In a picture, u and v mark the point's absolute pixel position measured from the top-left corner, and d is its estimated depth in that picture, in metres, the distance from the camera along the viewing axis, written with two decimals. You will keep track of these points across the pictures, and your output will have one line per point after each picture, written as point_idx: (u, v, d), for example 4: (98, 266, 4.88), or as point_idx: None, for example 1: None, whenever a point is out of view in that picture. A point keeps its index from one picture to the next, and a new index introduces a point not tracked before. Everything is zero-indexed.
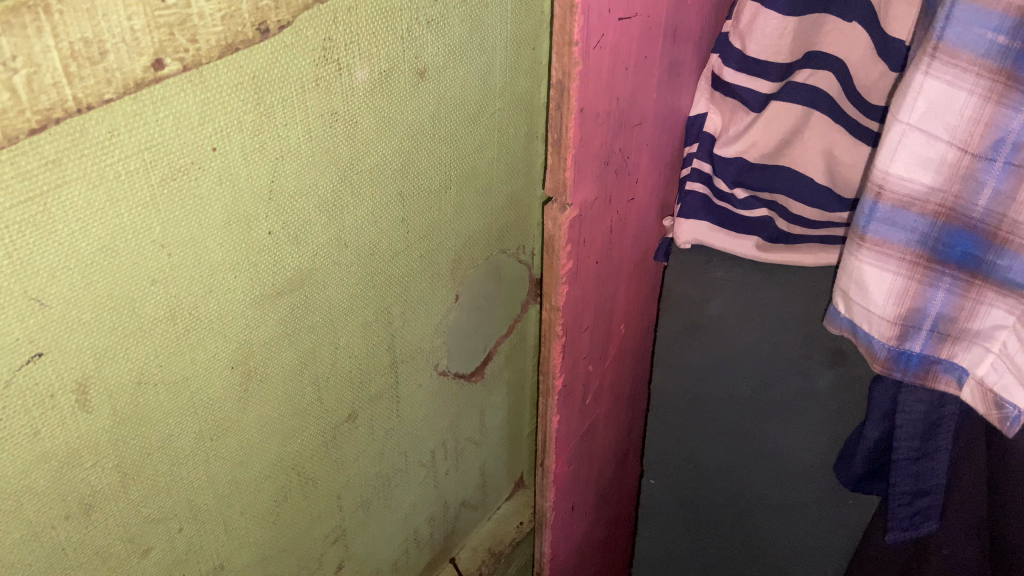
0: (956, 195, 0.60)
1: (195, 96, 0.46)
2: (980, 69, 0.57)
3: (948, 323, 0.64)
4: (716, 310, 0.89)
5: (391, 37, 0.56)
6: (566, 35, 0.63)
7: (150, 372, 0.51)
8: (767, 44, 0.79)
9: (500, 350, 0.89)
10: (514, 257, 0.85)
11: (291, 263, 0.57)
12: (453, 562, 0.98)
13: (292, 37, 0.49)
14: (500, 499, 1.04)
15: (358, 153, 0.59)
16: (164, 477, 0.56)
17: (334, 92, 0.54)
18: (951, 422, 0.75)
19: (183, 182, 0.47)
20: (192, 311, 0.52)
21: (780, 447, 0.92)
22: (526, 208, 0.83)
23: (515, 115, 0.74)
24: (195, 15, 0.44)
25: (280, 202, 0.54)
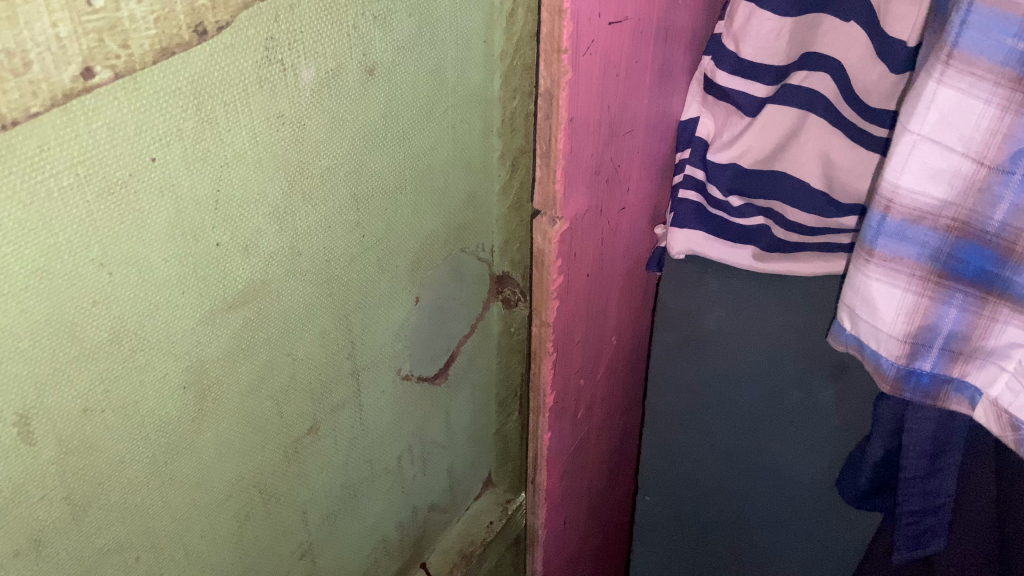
0: (971, 209, 0.56)
1: (130, 105, 0.42)
2: (998, 77, 0.53)
3: (962, 341, 0.60)
4: (714, 323, 0.87)
5: (338, 33, 0.52)
6: (554, 42, 0.60)
7: (98, 398, 0.47)
8: (762, 46, 0.75)
9: (464, 350, 0.82)
10: (475, 254, 0.78)
11: (241, 275, 0.53)
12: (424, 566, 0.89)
13: (231, 37, 0.45)
14: (470, 498, 0.95)
15: (308, 156, 0.54)
16: (118, 504, 0.52)
17: (279, 93, 0.50)
18: (961, 440, 0.70)
19: (121, 195, 0.43)
20: (138, 331, 0.48)
21: (778, 461, 0.89)
22: (486, 205, 0.77)
23: (471, 109, 0.69)
24: (126, 16, 0.39)
25: (227, 212, 0.50)
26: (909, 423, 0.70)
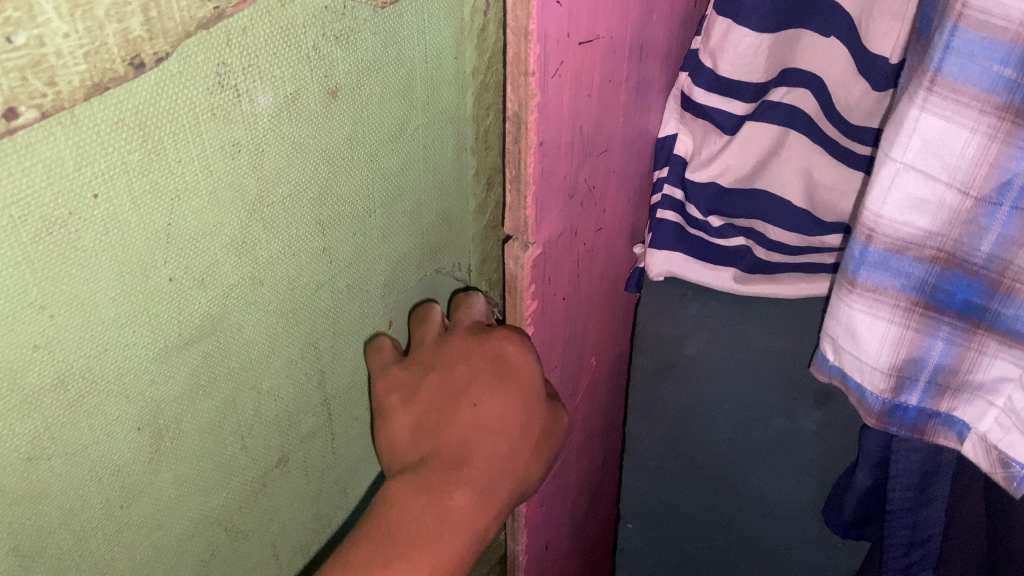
0: (956, 240, 0.54)
1: (68, 139, 0.35)
2: (983, 105, 0.50)
3: (950, 374, 0.58)
4: (694, 348, 0.84)
5: (297, 57, 0.45)
6: (521, 63, 0.56)
7: (43, 446, 0.40)
8: (741, 63, 0.72)
9: None
10: (452, 276, 0.70)
11: (199, 307, 0.45)
12: None
13: (178, 64, 0.38)
14: None
15: (268, 183, 0.46)
16: (75, 552, 0.44)
17: (233, 121, 0.42)
18: (948, 471, 0.67)
19: (59, 236, 0.37)
20: (87, 372, 0.41)
21: (766, 488, 0.86)
22: (462, 224, 0.68)
23: (443, 128, 0.61)
24: (52, 53, 0.33)
25: (181, 245, 0.43)
26: (896, 454, 0.67)
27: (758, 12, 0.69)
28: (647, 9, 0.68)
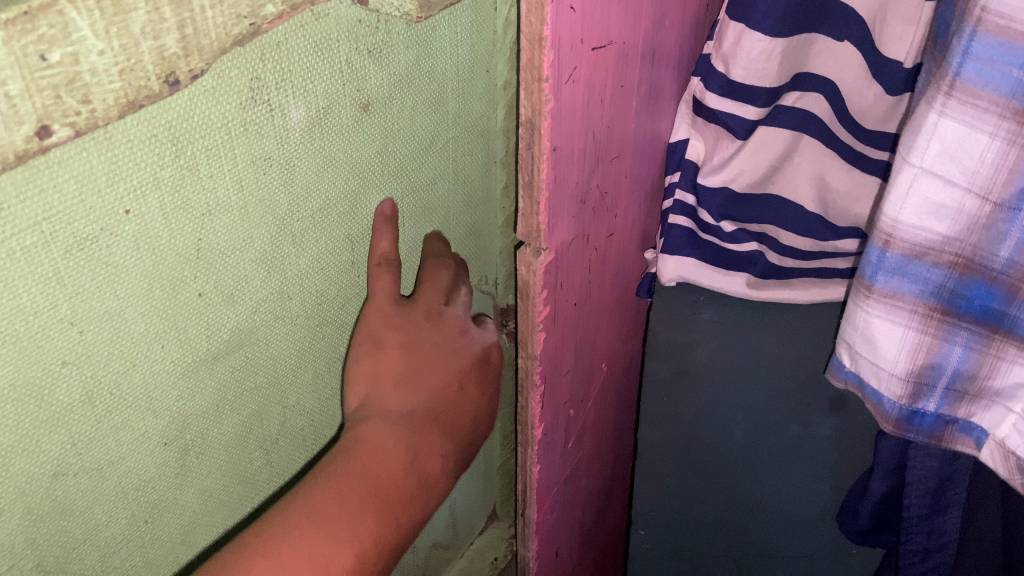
0: (975, 245, 0.53)
1: (101, 157, 0.38)
2: (1003, 110, 0.49)
3: (968, 380, 0.57)
4: (706, 354, 0.84)
5: (330, 70, 0.48)
6: (534, 70, 0.56)
7: (70, 461, 0.44)
8: (754, 68, 0.71)
9: None
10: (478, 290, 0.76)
11: (227, 324, 0.49)
12: None
13: (212, 80, 0.41)
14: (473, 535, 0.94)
15: (297, 197, 0.50)
16: (96, 568, 0.49)
17: (265, 135, 0.46)
18: (965, 477, 0.67)
19: (92, 251, 0.40)
20: (113, 390, 0.44)
21: (781, 495, 0.85)
22: (488, 237, 0.74)
23: (473, 142, 0.66)
24: (86, 72, 0.35)
25: (210, 260, 0.46)
26: (912, 459, 0.67)
27: (771, 16, 0.68)
28: (660, 14, 0.68)
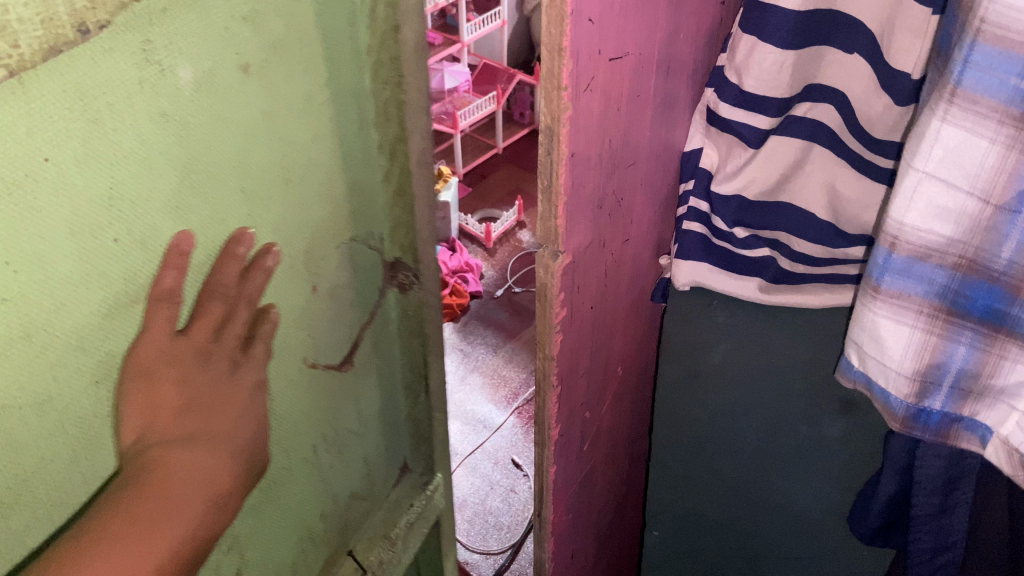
0: (978, 247, 0.56)
1: (15, 110, 0.36)
2: (1002, 116, 0.52)
3: (971, 379, 0.60)
4: (717, 358, 0.87)
5: (212, 29, 0.44)
6: (553, 79, 0.59)
7: (13, 392, 0.40)
8: (765, 79, 0.74)
9: (367, 336, 0.68)
10: (365, 244, 0.64)
11: (144, 271, 0.45)
12: (353, 556, 0.74)
13: (110, 36, 0.38)
14: (390, 484, 0.77)
15: (203, 155, 0.46)
16: (47, 499, 0.44)
17: (161, 94, 0.42)
18: (972, 478, 0.68)
19: (11, 203, 0.37)
20: (47, 328, 0.41)
21: (788, 498, 0.90)
22: (369, 188, 0.62)
23: (344, 107, 0.57)
24: (12, 19, 0.34)
25: (127, 209, 0.43)
26: (921, 459, 0.69)
27: (783, 29, 0.71)
28: (674, 27, 0.71)
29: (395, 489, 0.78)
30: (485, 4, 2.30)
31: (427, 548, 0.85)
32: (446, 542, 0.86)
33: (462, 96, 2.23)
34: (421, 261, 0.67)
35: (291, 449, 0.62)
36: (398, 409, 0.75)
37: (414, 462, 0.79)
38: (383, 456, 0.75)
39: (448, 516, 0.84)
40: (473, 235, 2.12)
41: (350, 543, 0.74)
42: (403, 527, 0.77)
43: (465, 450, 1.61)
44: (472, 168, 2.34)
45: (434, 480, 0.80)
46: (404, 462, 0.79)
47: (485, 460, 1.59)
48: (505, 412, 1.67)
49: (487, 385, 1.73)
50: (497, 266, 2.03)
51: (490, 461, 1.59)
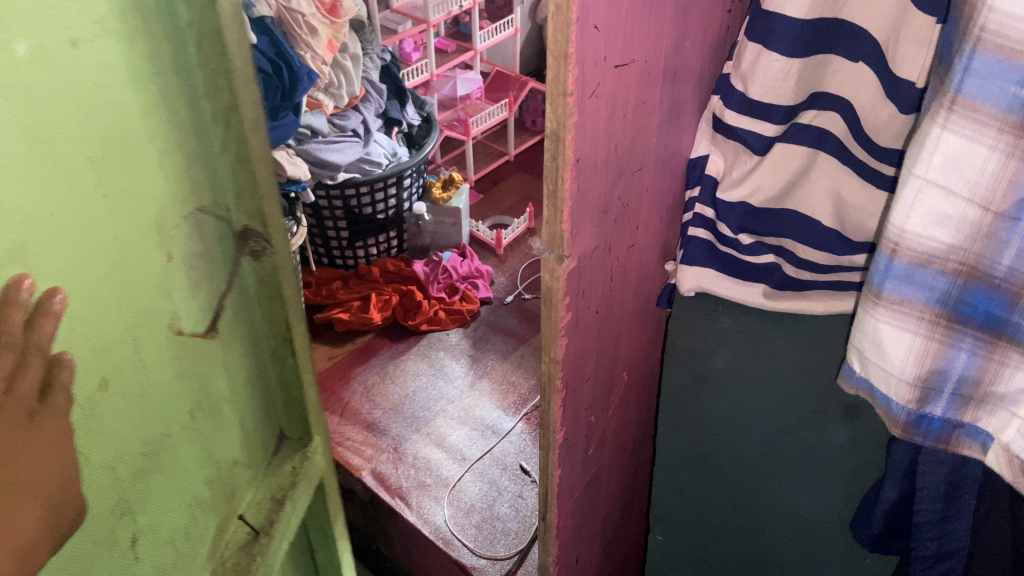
0: (979, 254, 0.57)
1: None
2: (1002, 124, 0.53)
3: (973, 385, 0.61)
4: (722, 363, 0.90)
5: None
6: (559, 85, 0.59)
7: None
8: (770, 87, 0.75)
9: (229, 301, 0.68)
10: (212, 212, 0.64)
11: None
12: (241, 518, 0.74)
13: None
14: (269, 451, 0.79)
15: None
16: None
17: None
18: (974, 485, 0.69)
19: None
20: None
21: (789, 503, 0.95)
22: (209, 153, 0.62)
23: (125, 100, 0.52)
24: None
25: None
26: (922, 466, 0.69)
27: (788, 37, 0.72)
28: (681, 34, 0.71)
29: (276, 458, 0.80)
30: (498, 12, 2.31)
31: (316, 505, 0.90)
32: (329, 497, 0.91)
33: (474, 103, 2.24)
34: (274, 227, 0.69)
35: (166, 417, 0.61)
36: (270, 375, 0.76)
37: (290, 427, 0.81)
38: (261, 419, 0.76)
39: (332, 475, 0.88)
40: (484, 241, 2.13)
41: (238, 507, 0.74)
42: (293, 488, 0.79)
43: (472, 455, 1.58)
44: (484, 176, 2.35)
45: (313, 442, 0.83)
46: (281, 428, 0.80)
47: (491, 463, 1.57)
48: (513, 418, 1.66)
49: (495, 391, 1.72)
50: (507, 273, 2.04)
51: (496, 466, 1.56)
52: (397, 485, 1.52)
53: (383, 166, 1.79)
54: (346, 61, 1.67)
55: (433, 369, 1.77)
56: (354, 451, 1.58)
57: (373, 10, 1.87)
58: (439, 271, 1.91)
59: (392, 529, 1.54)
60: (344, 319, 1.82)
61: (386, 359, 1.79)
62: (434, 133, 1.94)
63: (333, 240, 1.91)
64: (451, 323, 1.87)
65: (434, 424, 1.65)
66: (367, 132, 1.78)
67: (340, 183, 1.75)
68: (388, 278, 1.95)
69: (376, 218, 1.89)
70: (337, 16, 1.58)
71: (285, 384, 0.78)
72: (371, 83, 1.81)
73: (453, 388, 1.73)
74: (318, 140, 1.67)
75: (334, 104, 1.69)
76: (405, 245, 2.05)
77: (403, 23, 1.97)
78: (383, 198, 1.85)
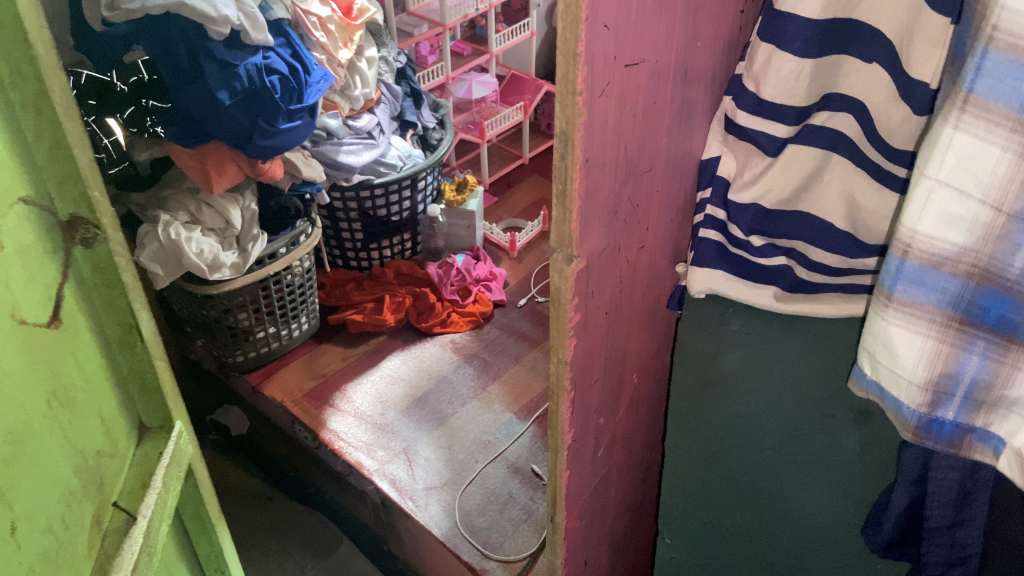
0: (991, 256, 0.57)
1: None
2: (1014, 124, 0.54)
3: (984, 389, 0.61)
4: (733, 365, 0.89)
5: None
6: (568, 84, 0.59)
7: None
8: (783, 87, 0.74)
9: (68, 290, 0.64)
10: (35, 203, 0.59)
11: None
12: (116, 506, 0.69)
13: None
14: (113, 463, 0.70)
15: None
16: None
17: None
18: (986, 491, 0.68)
19: None
20: None
21: (802, 509, 0.95)
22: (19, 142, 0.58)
23: None
24: None
25: None
26: (934, 470, 0.68)
27: (801, 38, 0.71)
28: (692, 35, 0.71)
29: (141, 446, 0.75)
30: (514, 15, 2.31)
31: (188, 491, 0.84)
32: (199, 484, 0.85)
33: (490, 106, 2.24)
34: (100, 212, 0.66)
35: (24, 404, 0.56)
36: (124, 364, 0.72)
37: (149, 417, 0.77)
38: (116, 408, 0.71)
39: (200, 460, 0.84)
40: (498, 244, 2.13)
41: (111, 495, 0.69)
42: (164, 469, 0.73)
43: (484, 458, 1.58)
44: (499, 179, 2.35)
45: (176, 427, 0.78)
46: (140, 419, 0.76)
47: (502, 465, 1.57)
48: (526, 421, 1.65)
49: (507, 393, 1.72)
50: (521, 275, 2.04)
51: (507, 468, 1.56)
52: (408, 486, 1.52)
53: (398, 168, 1.79)
54: (360, 63, 1.66)
55: (446, 371, 1.77)
56: (366, 452, 1.58)
57: (389, 13, 1.88)
58: (452, 272, 1.91)
59: (403, 529, 1.54)
60: (357, 320, 1.82)
61: (399, 359, 1.79)
62: (449, 135, 1.92)
63: (348, 242, 1.91)
64: (464, 324, 1.87)
65: (446, 426, 1.65)
66: (382, 133, 1.77)
67: (355, 184, 1.75)
68: (402, 280, 1.95)
69: (390, 220, 1.89)
70: (352, 18, 1.61)
71: (134, 368, 0.73)
72: (386, 86, 1.81)
73: (466, 390, 1.73)
74: (333, 141, 1.67)
75: (349, 106, 1.68)
76: (419, 247, 2.04)
77: (420, 26, 1.96)
78: (397, 200, 1.85)
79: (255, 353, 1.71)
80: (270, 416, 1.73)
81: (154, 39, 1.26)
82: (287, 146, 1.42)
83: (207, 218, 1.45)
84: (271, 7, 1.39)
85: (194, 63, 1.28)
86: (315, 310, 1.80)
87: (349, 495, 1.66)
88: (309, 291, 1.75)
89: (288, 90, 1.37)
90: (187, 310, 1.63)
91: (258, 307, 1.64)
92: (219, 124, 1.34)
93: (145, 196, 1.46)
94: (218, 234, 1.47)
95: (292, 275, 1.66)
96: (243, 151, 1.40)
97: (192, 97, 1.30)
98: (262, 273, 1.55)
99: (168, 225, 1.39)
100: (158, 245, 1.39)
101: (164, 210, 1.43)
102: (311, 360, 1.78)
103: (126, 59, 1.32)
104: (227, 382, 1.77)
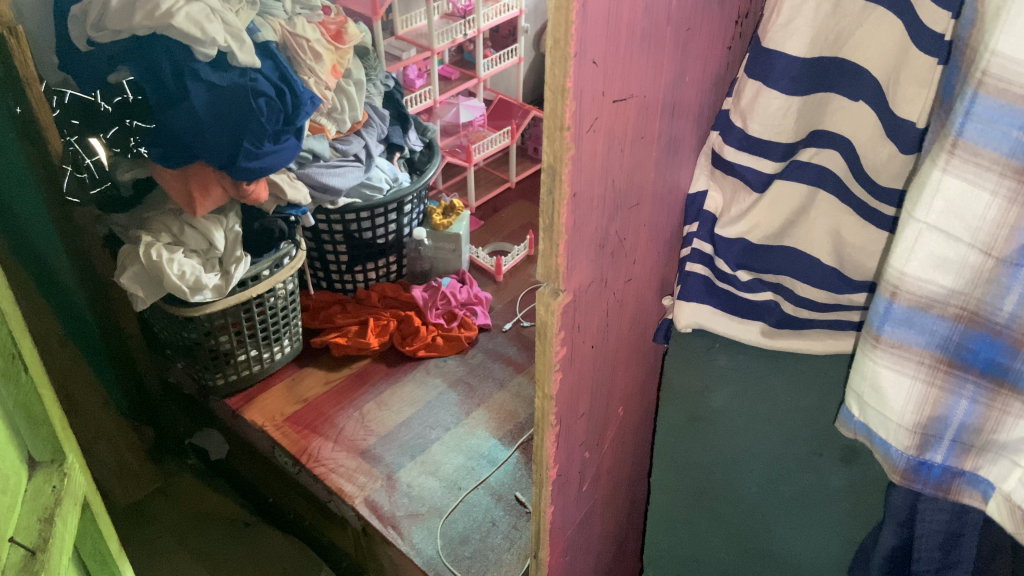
0: (980, 299, 0.58)
1: None
2: (1003, 168, 0.54)
3: (973, 432, 0.62)
4: (718, 402, 0.89)
5: None
6: (557, 119, 0.58)
7: None
8: (770, 124, 0.74)
9: None
10: None
11: None
12: (14, 542, 0.63)
13: None
14: (10, 496, 0.65)
15: None
16: None
17: None
18: (973, 535, 0.67)
19: None
20: None
21: (786, 547, 0.95)
22: None
23: None
24: None
25: None
26: (922, 512, 0.68)
27: (788, 76, 0.72)
28: (680, 70, 0.71)
29: (32, 480, 0.71)
30: (502, 40, 2.32)
31: (85, 527, 0.81)
32: (95, 517, 0.82)
33: (477, 130, 2.23)
34: None
35: None
36: (7, 397, 0.67)
37: (38, 451, 0.73)
38: (7, 443, 0.66)
39: (91, 493, 0.80)
40: (483, 268, 2.12)
41: (9, 530, 0.63)
42: (59, 500, 0.70)
43: (467, 484, 1.57)
44: (485, 203, 2.35)
45: (66, 460, 0.74)
46: (29, 453, 0.72)
47: (486, 493, 1.55)
48: (510, 447, 1.64)
49: (492, 419, 1.71)
50: (505, 299, 2.03)
51: (490, 495, 1.55)
52: (390, 514, 1.49)
53: (383, 192, 1.79)
54: (349, 86, 1.65)
55: (430, 396, 1.75)
56: (347, 479, 1.55)
57: (377, 36, 1.87)
58: (438, 297, 1.90)
59: (384, 558, 1.52)
60: (342, 344, 1.80)
61: (383, 383, 1.78)
62: (435, 158, 1.93)
63: (333, 264, 1.90)
64: (448, 348, 1.85)
65: (430, 452, 1.63)
66: (369, 157, 1.76)
67: (341, 207, 1.74)
68: (386, 302, 1.94)
69: (375, 243, 1.88)
70: (342, 41, 1.60)
71: (20, 402, 0.68)
72: (373, 109, 1.80)
73: (450, 416, 1.71)
74: (320, 164, 1.65)
75: (335, 128, 1.67)
76: (404, 269, 2.03)
77: (407, 51, 1.96)
78: (383, 222, 1.85)
79: (235, 376, 1.69)
80: (250, 440, 1.71)
81: (140, 62, 1.26)
82: (271, 168, 1.40)
83: (190, 240, 1.43)
84: (259, 29, 1.39)
85: (180, 83, 1.27)
86: (298, 333, 1.78)
87: (329, 522, 1.63)
88: (293, 314, 1.73)
89: (274, 113, 1.35)
90: (166, 333, 1.61)
91: (240, 331, 1.62)
92: (205, 146, 1.33)
93: (126, 217, 1.45)
94: (200, 256, 1.45)
95: (275, 297, 1.63)
96: (228, 171, 1.38)
97: (179, 119, 1.29)
98: (244, 295, 1.53)
99: (149, 246, 1.38)
100: (140, 267, 1.38)
101: (146, 230, 1.42)
102: (293, 384, 1.76)
103: (111, 78, 1.28)
104: (206, 405, 1.75)
